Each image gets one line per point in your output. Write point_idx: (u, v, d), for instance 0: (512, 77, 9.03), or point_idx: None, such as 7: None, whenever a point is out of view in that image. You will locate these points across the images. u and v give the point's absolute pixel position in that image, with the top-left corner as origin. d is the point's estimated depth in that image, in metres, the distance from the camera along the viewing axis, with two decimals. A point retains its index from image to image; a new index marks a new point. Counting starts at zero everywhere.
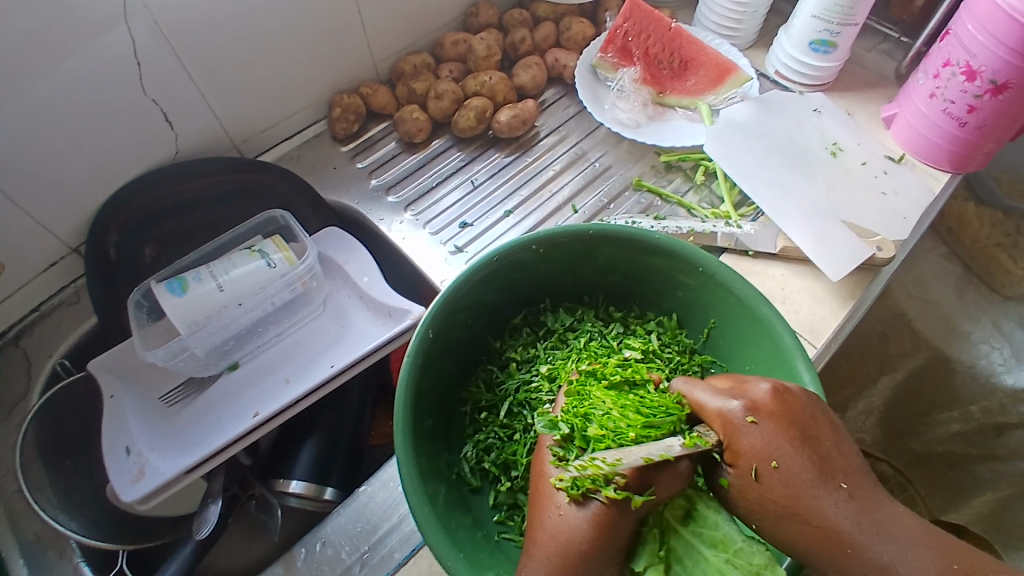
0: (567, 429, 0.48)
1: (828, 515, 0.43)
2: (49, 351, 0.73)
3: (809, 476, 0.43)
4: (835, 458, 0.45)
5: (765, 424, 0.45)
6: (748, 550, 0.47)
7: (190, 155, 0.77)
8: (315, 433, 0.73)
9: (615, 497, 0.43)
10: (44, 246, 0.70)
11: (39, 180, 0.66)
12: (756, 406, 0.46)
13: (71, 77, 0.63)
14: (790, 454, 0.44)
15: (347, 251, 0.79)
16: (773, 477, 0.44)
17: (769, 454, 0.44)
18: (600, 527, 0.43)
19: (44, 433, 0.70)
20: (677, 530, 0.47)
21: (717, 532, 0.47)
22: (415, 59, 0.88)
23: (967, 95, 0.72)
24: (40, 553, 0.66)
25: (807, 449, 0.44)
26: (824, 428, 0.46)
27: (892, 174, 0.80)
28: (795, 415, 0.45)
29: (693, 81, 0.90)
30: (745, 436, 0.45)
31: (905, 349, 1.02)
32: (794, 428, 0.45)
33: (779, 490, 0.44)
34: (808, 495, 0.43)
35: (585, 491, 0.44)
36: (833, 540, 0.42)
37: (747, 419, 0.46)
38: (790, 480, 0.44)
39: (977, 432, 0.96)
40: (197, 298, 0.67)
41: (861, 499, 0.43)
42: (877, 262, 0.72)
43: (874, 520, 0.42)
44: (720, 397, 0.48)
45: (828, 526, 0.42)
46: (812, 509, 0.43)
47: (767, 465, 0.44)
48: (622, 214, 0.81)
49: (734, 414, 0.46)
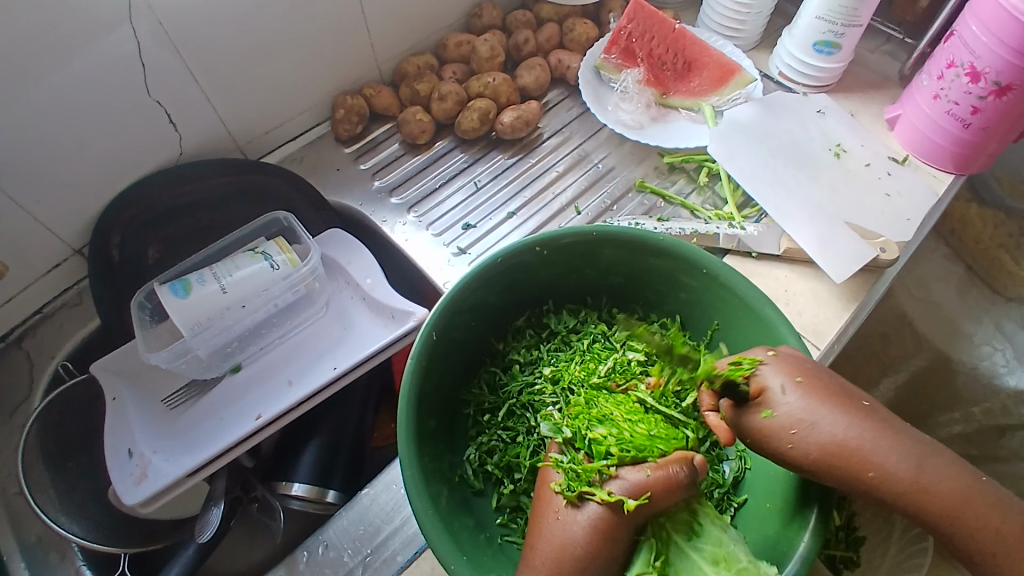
0: (569, 433, 0.50)
1: (851, 423, 0.44)
2: (51, 353, 0.73)
3: (830, 390, 0.46)
4: (850, 384, 0.48)
5: (781, 355, 0.49)
6: (753, 569, 0.45)
7: (193, 156, 0.77)
8: (318, 435, 0.73)
9: (608, 500, 0.44)
10: (47, 248, 0.70)
11: (43, 182, 0.66)
12: (778, 344, 0.50)
13: (73, 78, 0.63)
14: (810, 373, 0.47)
15: (349, 252, 0.78)
16: (797, 393, 0.46)
17: (794, 373, 0.47)
18: (596, 531, 0.43)
19: (47, 436, 0.70)
20: (678, 544, 0.46)
21: (720, 549, 0.46)
22: (418, 61, 0.88)
23: (971, 97, 0.72)
24: (43, 554, 0.66)
25: (824, 372, 0.48)
26: (835, 367, 0.50)
27: (896, 176, 0.80)
28: (808, 354, 0.50)
29: (696, 82, 0.89)
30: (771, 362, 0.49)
31: (907, 351, 1.02)
32: (812, 359, 0.49)
33: (808, 401, 0.46)
34: (827, 407, 0.45)
35: (580, 493, 0.45)
36: (859, 448, 0.44)
37: (770, 352, 0.50)
38: (815, 396, 0.46)
39: (979, 433, 0.98)
40: (200, 300, 0.67)
41: (881, 415, 0.45)
42: (882, 264, 0.72)
43: (894, 431, 0.45)
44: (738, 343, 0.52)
45: (853, 433, 0.44)
46: (833, 419, 0.45)
47: (793, 382, 0.47)
48: (626, 216, 0.81)
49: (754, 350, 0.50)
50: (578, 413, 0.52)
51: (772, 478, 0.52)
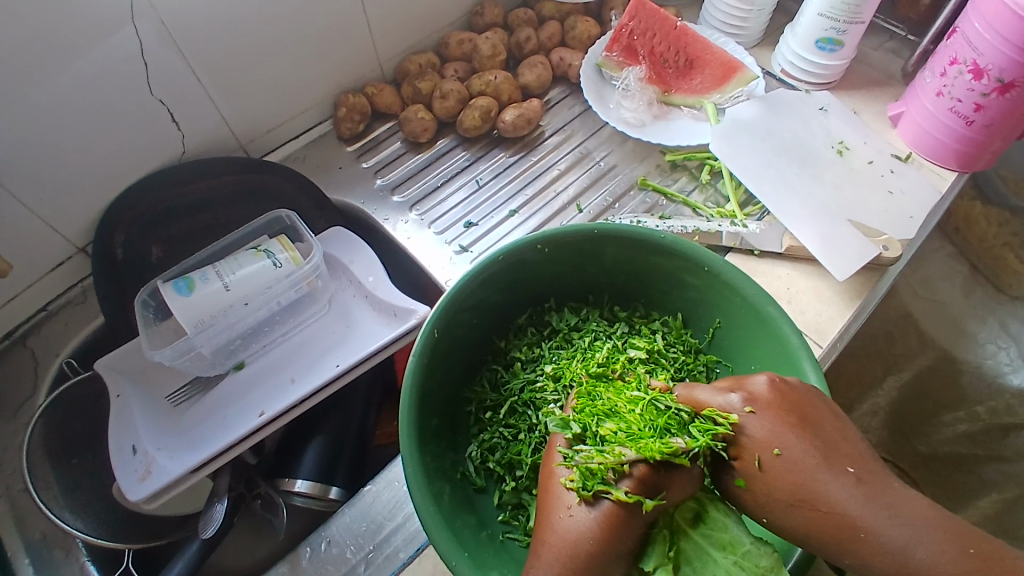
0: (579, 428, 0.47)
1: (837, 499, 0.42)
2: (55, 351, 0.74)
3: (813, 460, 0.44)
4: (839, 443, 0.45)
5: (762, 414, 0.46)
6: (755, 552, 0.46)
7: (196, 155, 0.78)
8: (321, 433, 0.73)
9: (625, 499, 0.43)
10: (52, 247, 0.71)
11: (48, 181, 0.66)
12: (753, 398, 0.47)
13: (77, 78, 0.63)
14: (791, 440, 0.45)
15: (352, 250, 0.79)
16: (775, 466, 0.44)
17: (771, 442, 0.45)
18: (610, 528, 0.43)
19: (52, 433, 0.71)
20: (686, 532, 0.46)
21: (725, 534, 0.46)
22: (420, 59, 0.88)
23: (974, 94, 0.72)
24: (47, 552, 0.67)
25: (810, 436, 0.45)
26: (825, 415, 0.46)
27: (898, 174, 0.79)
28: (794, 404, 0.46)
29: (698, 80, 0.89)
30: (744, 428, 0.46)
31: (912, 349, 1.02)
32: (793, 417, 0.46)
33: (783, 476, 0.44)
34: (809, 484, 0.43)
35: (596, 491, 0.43)
36: (845, 527, 0.42)
37: (747, 410, 0.47)
38: (795, 467, 0.44)
39: (984, 433, 0.95)
40: (203, 297, 0.67)
41: (870, 485, 0.43)
42: (884, 262, 0.72)
43: (883, 502, 0.42)
44: (719, 394, 0.48)
45: (838, 511, 0.42)
46: (818, 496, 0.43)
47: (770, 454, 0.45)
48: (627, 214, 0.81)
49: (732, 407, 0.47)
50: (582, 408, 0.50)
51: None
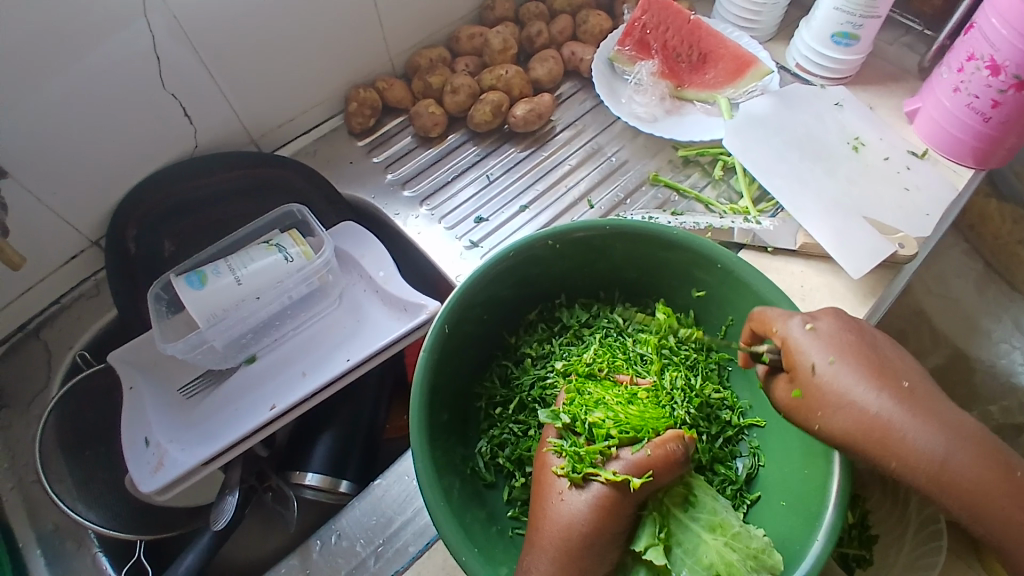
0: (568, 419, 0.50)
1: (881, 408, 0.45)
2: (68, 344, 0.74)
3: (863, 375, 0.47)
4: (888, 364, 0.48)
5: (821, 333, 0.49)
6: (746, 533, 0.48)
7: (208, 149, 0.78)
8: (331, 427, 0.74)
9: (614, 480, 0.45)
10: (66, 240, 0.71)
11: (61, 174, 0.67)
12: (814, 320, 0.50)
13: (91, 72, 0.63)
14: (846, 354, 0.47)
15: (363, 245, 0.79)
16: (827, 373, 0.47)
17: (827, 353, 0.48)
18: (601, 510, 0.44)
19: (65, 425, 0.71)
20: (677, 516, 0.48)
21: (716, 517, 0.48)
22: (431, 53, 0.88)
23: (991, 90, 0.71)
24: (59, 543, 0.67)
25: (861, 352, 0.48)
26: (877, 340, 0.49)
27: (914, 170, 0.78)
28: (850, 328, 0.49)
29: (711, 75, 0.88)
30: (804, 342, 0.49)
31: (925, 348, 0.99)
32: (848, 337, 0.48)
33: (836, 384, 0.47)
34: (861, 391, 0.46)
35: (585, 474, 0.46)
36: (885, 430, 0.45)
37: (807, 328, 0.49)
38: (844, 378, 0.47)
39: (996, 431, 0.92)
40: (214, 292, 0.68)
41: (915, 398, 0.46)
42: (899, 259, 0.71)
43: (924, 415, 0.45)
44: (785, 319, 0.51)
45: (880, 415, 0.45)
46: (867, 404, 0.46)
47: (824, 363, 0.47)
48: (639, 210, 0.80)
49: (792, 328, 0.50)
50: (573, 399, 0.52)
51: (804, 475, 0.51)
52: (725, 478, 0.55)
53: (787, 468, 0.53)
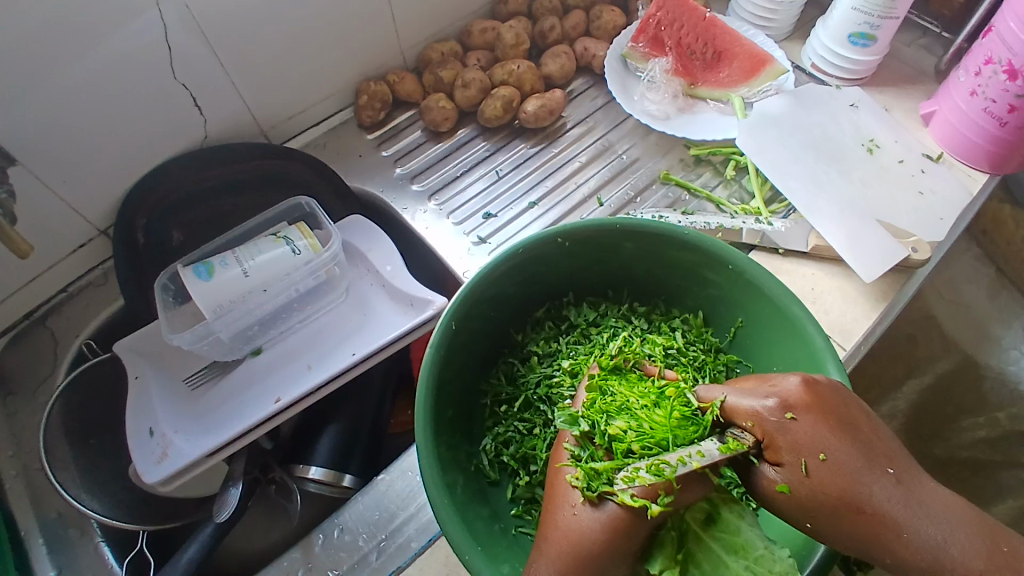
0: (586, 426, 0.47)
1: (881, 501, 0.41)
2: (76, 332, 0.74)
3: (856, 463, 0.41)
4: (875, 443, 0.43)
5: (804, 417, 0.43)
6: (770, 557, 0.44)
7: (218, 140, 0.78)
8: (336, 420, 0.74)
9: (630, 503, 0.41)
10: (74, 228, 0.71)
11: (72, 163, 0.67)
12: (789, 401, 0.44)
13: (104, 61, 0.63)
14: (834, 444, 0.42)
15: (370, 239, 0.79)
16: (820, 471, 0.42)
17: (815, 446, 0.42)
18: (613, 530, 0.41)
19: (71, 412, 0.72)
20: (697, 534, 0.45)
21: (738, 538, 0.45)
22: (442, 47, 0.87)
23: (1008, 95, 0.69)
24: (62, 530, 0.67)
25: (850, 437, 0.43)
26: (860, 416, 0.44)
27: (930, 174, 0.77)
28: (828, 404, 0.44)
29: (725, 73, 0.87)
30: (785, 431, 0.43)
31: (935, 353, 0.99)
32: (831, 417, 0.43)
33: (829, 481, 0.41)
34: (856, 486, 0.41)
35: (601, 492, 0.42)
36: (887, 527, 0.40)
37: (787, 416, 0.43)
38: (839, 470, 0.41)
39: (1003, 439, 0.92)
40: (222, 283, 0.68)
41: (910, 484, 0.41)
42: (912, 264, 0.70)
43: (922, 503, 0.41)
44: (752, 397, 0.45)
45: (882, 512, 0.40)
46: (863, 499, 0.41)
47: (814, 458, 0.42)
48: (649, 209, 0.79)
49: (768, 411, 0.44)
50: (593, 402, 0.49)
51: None
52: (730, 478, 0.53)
53: None
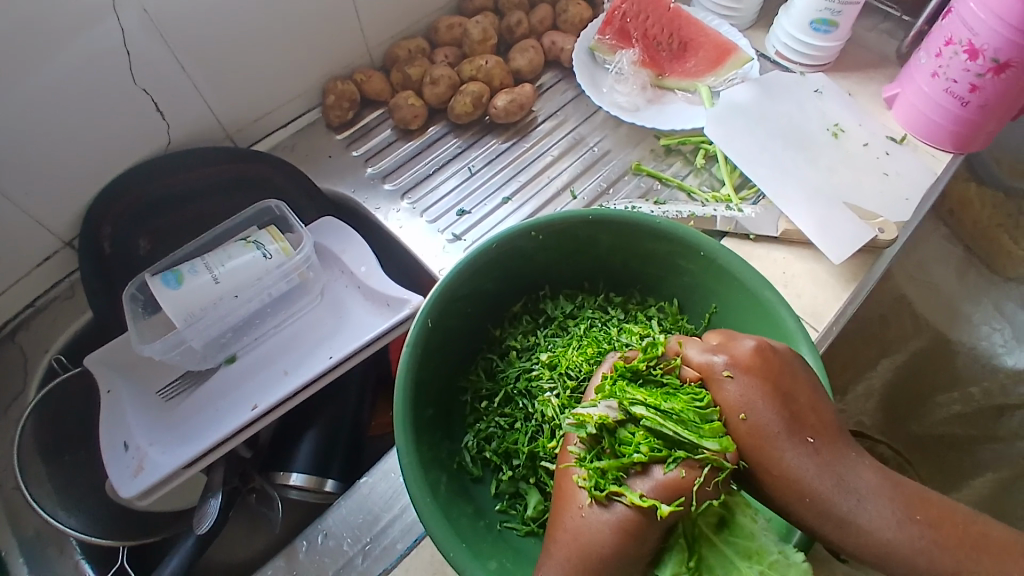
0: (594, 429, 0.46)
1: (792, 466, 0.44)
2: (45, 347, 0.72)
3: (776, 429, 0.45)
4: (807, 414, 0.46)
5: (742, 378, 0.47)
6: (785, 562, 0.43)
7: (182, 145, 0.76)
8: (315, 425, 0.73)
9: (640, 504, 0.42)
10: (37, 242, 0.69)
11: (32, 174, 0.65)
12: (734, 361, 0.48)
13: (61, 68, 0.61)
14: (761, 409, 0.46)
15: (343, 240, 0.78)
16: (741, 428, 0.46)
17: (739, 406, 0.46)
18: (624, 532, 0.42)
19: (42, 430, 0.70)
20: (710, 540, 0.44)
21: (752, 543, 0.44)
22: (409, 45, 0.87)
23: (969, 75, 0.71)
24: (41, 548, 0.66)
25: (780, 404, 0.46)
26: (802, 386, 0.47)
27: (894, 156, 0.79)
28: (773, 373, 0.47)
29: (693, 63, 0.88)
30: (722, 387, 0.47)
31: (907, 332, 1.01)
32: (767, 383, 0.46)
33: (749, 439, 0.46)
34: (767, 447, 0.45)
35: (608, 493, 0.43)
36: (794, 488, 0.44)
37: (724, 374, 0.48)
38: (758, 430, 0.45)
39: (979, 414, 0.96)
40: (192, 291, 0.66)
41: (827, 455, 0.44)
42: (880, 244, 0.72)
43: (835, 473, 0.44)
44: (706, 351, 0.49)
45: (791, 475, 0.44)
46: (776, 461, 0.45)
47: (736, 417, 0.46)
48: (622, 200, 0.80)
49: (714, 368, 0.48)
50: (606, 401, 0.47)
51: None
52: None
53: None
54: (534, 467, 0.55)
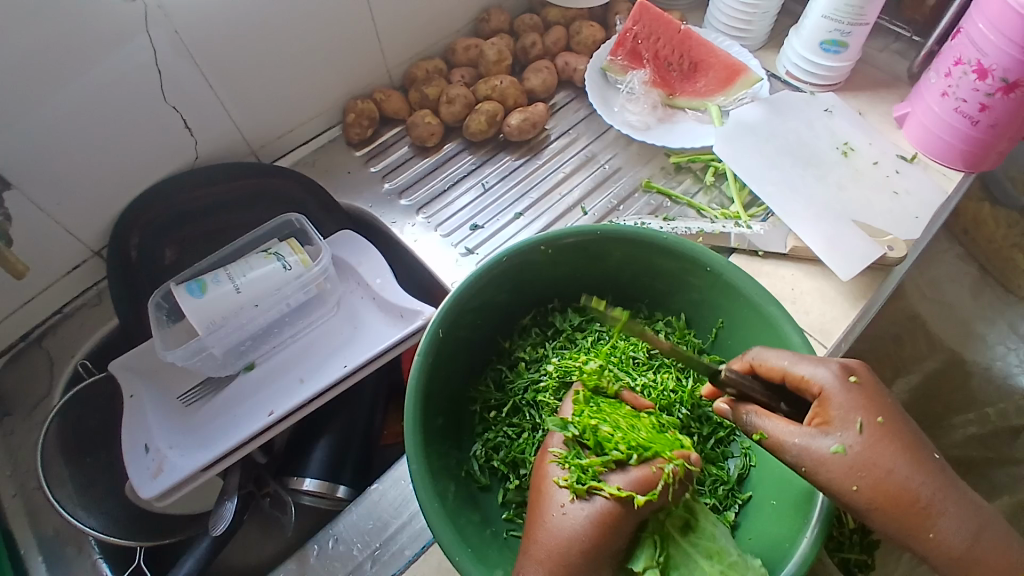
0: (576, 429, 0.50)
1: (919, 478, 0.45)
2: (71, 352, 0.76)
3: (906, 441, 0.46)
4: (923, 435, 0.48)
5: (863, 386, 0.48)
6: (742, 563, 0.48)
7: (208, 160, 0.79)
8: (328, 432, 0.75)
9: (619, 495, 0.45)
10: (68, 250, 0.73)
11: (65, 186, 0.68)
12: (856, 370, 0.49)
13: (94, 86, 0.65)
14: (889, 417, 0.47)
15: (360, 253, 0.80)
16: (871, 434, 0.46)
17: (875, 411, 0.47)
18: (601, 524, 0.44)
19: (66, 431, 0.72)
20: (676, 540, 0.48)
21: (713, 544, 0.48)
22: (427, 65, 0.90)
23: (979, 94, 0.72)
24: (60, 548, 0.68)
25: (900, 418, 0.48)
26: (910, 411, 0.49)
27: (904, 174, 0.79)
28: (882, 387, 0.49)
29: (703, 83, 0.90)
30: (849, 394, 0.48)
31: (920, 352, 0.98)
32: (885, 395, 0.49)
33: (882, 444, 0.46)
34: (886, 458, 0.45)
35: (588, 487, 0.46)
36: (916, 501, 0.45)
37: (850, 379, 0.48)
38: (892, 438, 0.46)
39: (993, 436, 0.92)
40: (214, 299, 0.69)
41: (947, 473, 0.46)
42: (888, 262, 0.72)
43: (954, 490, 0.45)
44: (820, 362, 0.49)
45: (918, 487, 0.45)
46: (906, 471, 0.45)
47: (873, 421, 0.47)
48: (632, 216, 0.81)
49: (840, 375, 0.48)
50: (582, 410, 0.52)
51: (789, 477, 0.52)
52: (716, 479, 0.57)
53: (773, 468, 0.55)
54: None
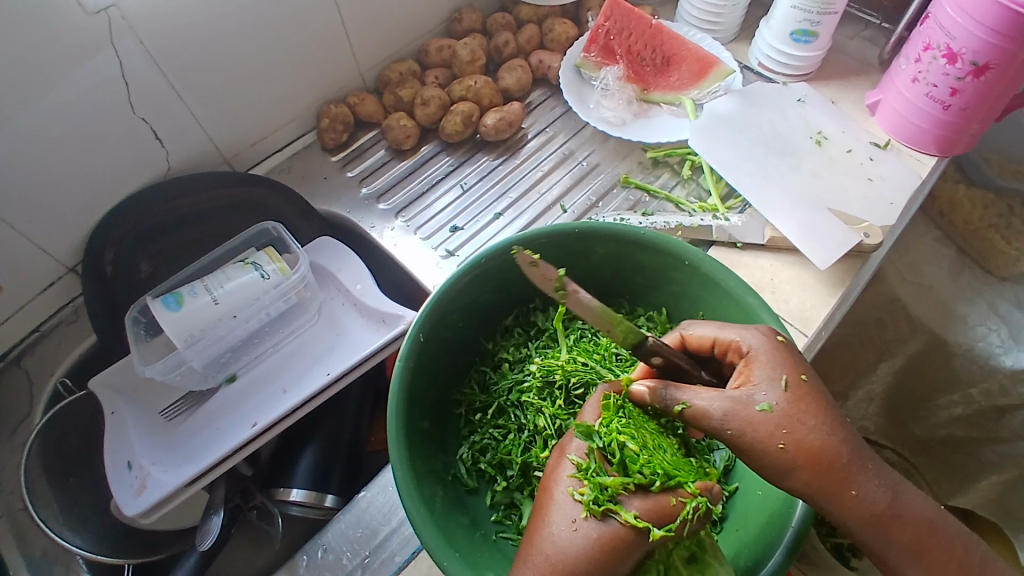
0: (603, 443, 0.48)
1: (838, 437, 0.45)
2: (49, 371, 0.74)
3: (826, 402, 0.47)
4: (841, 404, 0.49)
5: (788, 349, 0.50)
6: None
7: (180, 171, 0.78)
8: (314, 441, 0.74)
9: (634, 523, 0.44)
10: (41, 268, 0.71)
11: (34, 204, 0.67)
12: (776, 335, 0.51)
13: (60, 102, 0.64)
14: (812, 379, 0.48)
15: (339, 259, 0.79)
16: (796, 391, 0.47)
17: (797, 370, 0.48)
18: (606, 548, 0.43)
19: (48, 452, 0.71)
20: (677, 570, 0.47)
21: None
22: (401, 67, 0.89)
23: (949, 78, 0.73)
24: (49, 568, 0.68)
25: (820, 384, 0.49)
26: None
27: (878, 161, 0.80)
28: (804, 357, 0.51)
29: (676, 77, 0.90)
30: (773, 353, 0.49)
31: (902, 334, 1.01)
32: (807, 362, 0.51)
33: (802, 402, 0.46)
34: (809, 415, 0.46)
35: (605, 508, 0.44)
36: (838, 459, 0.45)
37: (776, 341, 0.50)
38: (814, 396, 0.47)
39: (978, 415, 0.98)
40: (192, 312, 0.68)
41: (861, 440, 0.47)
42: (865, 249, 0.73)
43: (868, 454, 0.46)
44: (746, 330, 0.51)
45: (838, 447, 0.45)
46: (827, 429, 0.46)
47: (797, 379, 0.47)
48: (611, 212, 0.82)
49: (763, 338, 0.50)
50: (611, 420, 0.50)
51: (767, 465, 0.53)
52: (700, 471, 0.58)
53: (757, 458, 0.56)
54: (527, 477, 0.57)
